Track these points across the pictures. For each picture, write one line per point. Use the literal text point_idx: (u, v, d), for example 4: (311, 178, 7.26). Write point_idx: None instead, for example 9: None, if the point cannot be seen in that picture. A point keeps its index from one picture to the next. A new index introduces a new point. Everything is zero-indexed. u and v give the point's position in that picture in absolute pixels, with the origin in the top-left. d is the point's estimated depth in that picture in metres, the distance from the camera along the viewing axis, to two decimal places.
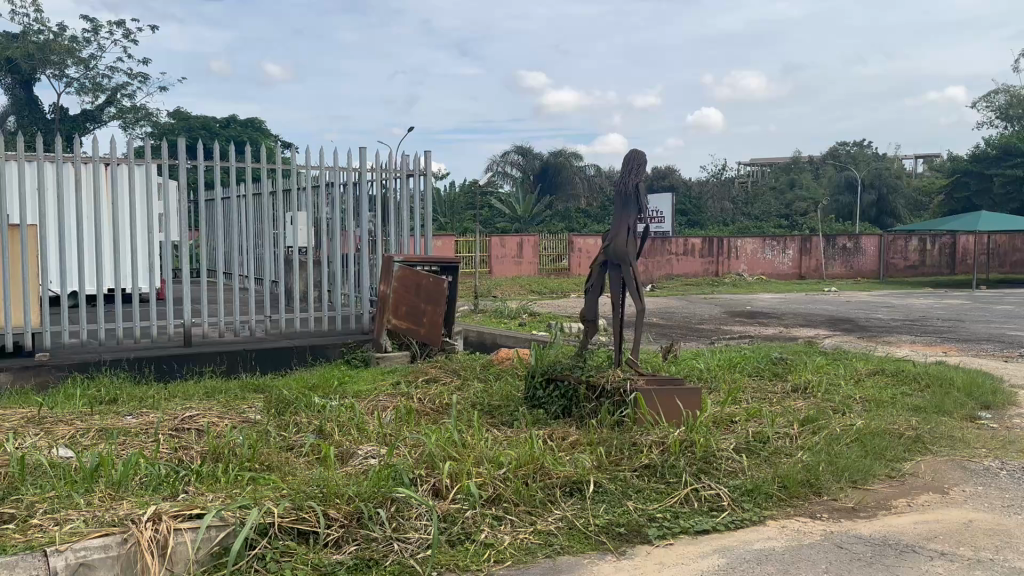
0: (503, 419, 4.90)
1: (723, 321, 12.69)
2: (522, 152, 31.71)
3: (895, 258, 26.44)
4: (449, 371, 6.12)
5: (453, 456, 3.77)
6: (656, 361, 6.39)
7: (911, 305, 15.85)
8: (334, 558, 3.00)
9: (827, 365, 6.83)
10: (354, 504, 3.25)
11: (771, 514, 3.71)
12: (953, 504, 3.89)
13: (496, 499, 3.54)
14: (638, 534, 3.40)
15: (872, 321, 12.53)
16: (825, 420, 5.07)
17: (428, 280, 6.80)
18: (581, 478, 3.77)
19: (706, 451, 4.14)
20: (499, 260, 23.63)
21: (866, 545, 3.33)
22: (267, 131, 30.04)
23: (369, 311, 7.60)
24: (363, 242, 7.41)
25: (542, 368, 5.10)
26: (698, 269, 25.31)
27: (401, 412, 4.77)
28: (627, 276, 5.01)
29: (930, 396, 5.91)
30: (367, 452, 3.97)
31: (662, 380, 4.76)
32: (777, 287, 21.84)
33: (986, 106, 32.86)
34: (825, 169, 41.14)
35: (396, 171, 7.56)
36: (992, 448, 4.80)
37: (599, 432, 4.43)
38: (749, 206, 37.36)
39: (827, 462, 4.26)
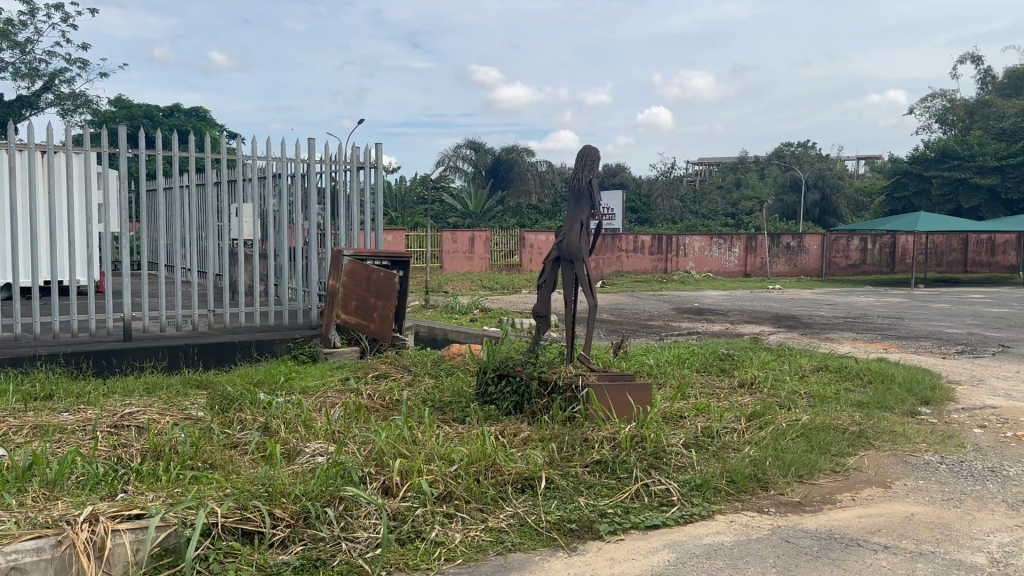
0: (454, 416, 4.85)
1: (671, 318, 12.85)
2: (474, 147, 31.62)
3: (837, 257, 27.02)
4: (400, 367, 6.05)
5: (403, 453, 3.72)
6: (606, 356, 6.41)
7: (852, 303, 16.25)
8: (280, 558, 2.92)
9: (772, 361, 6.94)
10: (300, 503, 3.17)
11: (720, 509, 3.73)
12: (895, 498, 3.97)
13: (447, 496, 3.49)
14: (589, 530, 3.40)
15: (814, 318, 12.77)
16: (771, 416, 5.14)
17: (377, 273, 6.68)
18: (532, 474, 3.75)
19: (657, 447, 4.16)
20: (450, 255, 23.55)
21: (813, 539, 3.38)
22: (212, 122, 29.40)
23: (317, 307, 7.46)
24: (311, 235, 7.26)
25: (494, 364, 5.07)
26: (648, 266, 25.60)
27: (350, 408, 4.68)
28: (580, 271, 4.99)
29: (873, 392, 6.04)
30: (315, 449, 3.89)
31: (613, 375, 4.78)
32: (723, 284, 22.21)
33: (924, 110, 34.15)
34: (770, 170, 42.05)
35: (345, 164, 7.44)
36: (931, 443, 4.92)
37: (550, 428, 4.42)
38: (697, 205, 37.88)
39: (773, 457, 4.30)
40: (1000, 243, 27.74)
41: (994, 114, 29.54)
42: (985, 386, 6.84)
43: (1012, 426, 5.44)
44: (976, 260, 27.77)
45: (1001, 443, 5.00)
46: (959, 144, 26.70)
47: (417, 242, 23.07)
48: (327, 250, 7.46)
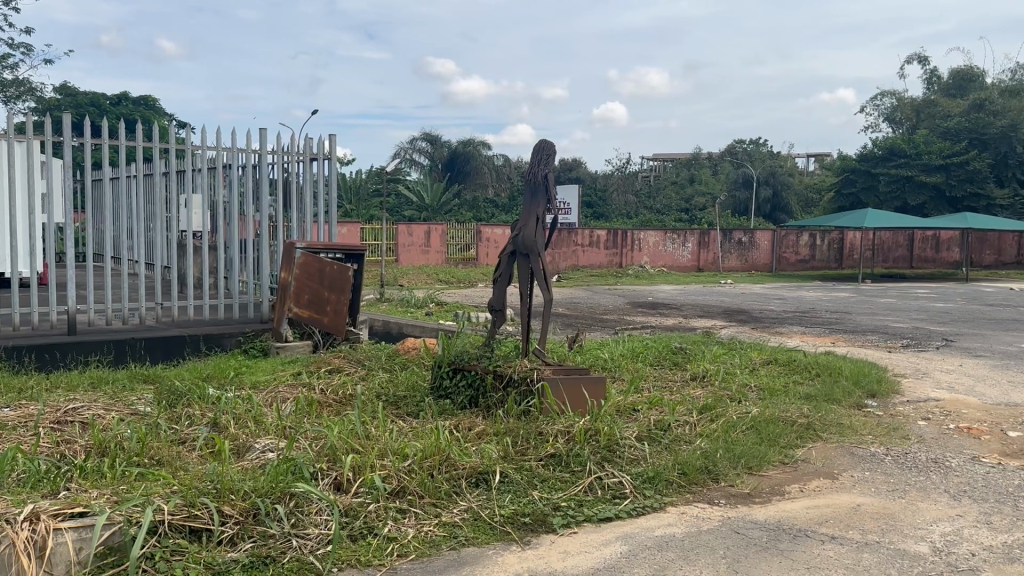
0: (408, 410, 4.82)
1: (626, 312, 12.96)
2: (430, 140, 31.47)
3: (787, 252, 27.49)
4: (353, 361, 5.99)
5: (356, 449, 3.68)
6: (561, 351, 6.44)
7: (802, 298, 16.57)
8: (228, 556, 2.87)
9: (723, 354, 7.03)
10: (249, 500, 3.11)
11: (672, 501, 3.78)
12: (843, 489, 4.05)
13: (401, 491, 3.47)
14: (542, 524, 3.40)
15: (765, 312, 12.99)
16: (723, 408, 5.21)
17: (330, 266, 6.61)
18: (486, 468, 3.74)
19: (611, 440, 4.18)
20: (406, 249, 23.40)
21: (762, 530, 3.43)
22: (161, 110, 28.73)
23: (269, 300, 7.33)
24: (263, 227, 7.14)
25: (448, 358, 5.03)
26: (603, 260, 25.79)
27: (302, 404, 4.62)
28: (535, 266, 4.99)
29: (821, 385, 6.17)
30: (265, 445, 3.83)
31: (568, 369, 4.80)
32: (677, 279, 22.46)
33: (873, 109, 34.99)
34: (722, 166, 42.57)
35: (298, 155, 7.34)
36: (877, 435, 5.04)
37: (505, 422, 4.42)
38: (652, 200, 38.23)
39: (724, 449, 4.36)
40: (944, 239, 28.54)
41: (939, 113, 30.32)
42: (929, 378, 7.04)
43: (953, 417, 5.61)
44: (921, 256, 28.53)
45: (944, 435, 5.13)
46: (905, 142, 27.33)
47: (372, 235, 22.87)
48: (280, 242, 7.35)
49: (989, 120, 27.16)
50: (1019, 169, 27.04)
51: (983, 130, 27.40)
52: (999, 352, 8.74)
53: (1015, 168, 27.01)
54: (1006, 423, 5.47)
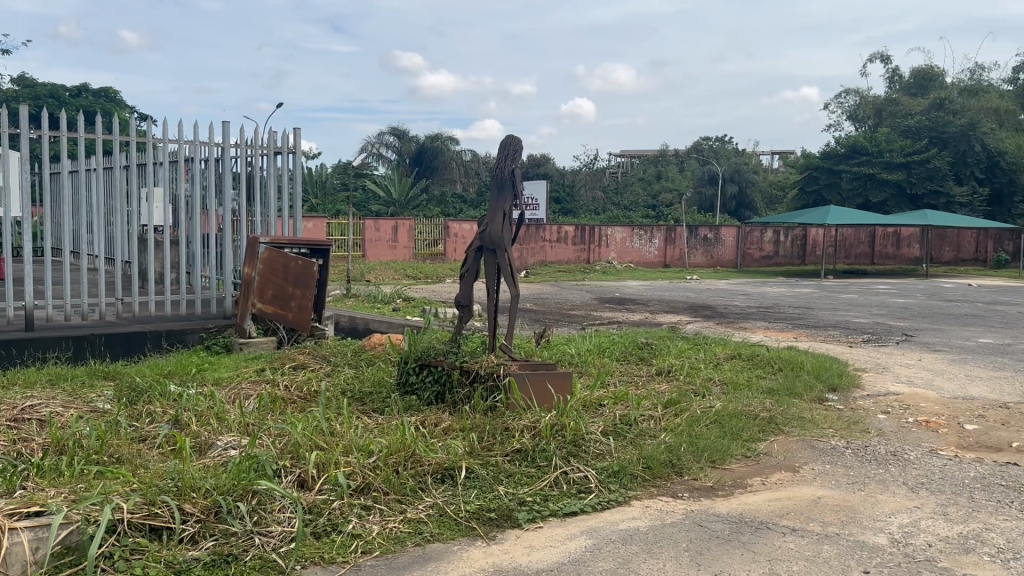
0: (374, 406, 4.79)
1: (593, 307, 13.02)
2: (398, 134, 31.46)
3: (751, 249, 27.81)
4: (319, 357, 5.94)
5: (320, 445, 3.66)
6: (528, 347, 6.45)
7: (766, 293, 16.78)
8: (189, 554, 2.83)
9: (688, 349, 7.09)
10: (210, 498, 3.08)
11: (636, 494, 3.81)
12: (804, 482, 4.12)
13: (365, 488, 3.45)
14: (507, 519, 3.41)
15: (730, 308, 13.12)
16: (687, 403, 5.25)
17: (295, 262, 6.53)
18: (452, 464, 3.73)
19: (577, 435, 4.19)
20: (374, 244, 23.26)
21: (724, 523, 3.47)
22: (122, 103, 28.21)
23: (232, 295, 7.23)
24: (225, 221, 7.05)
25: (415, 353, 5.01)
26: (571, 256, 25.88)
27: (265, 400, 4.57)
28: (502, 261, 4.99)
29: (783, 379, 6.26)
30: (228, 442, 3.78)
31: (535, 364, 4.81)
32: (644, 275, 22.62)
33: (837, 107, 35.43)
34: (688, 163, 42.88)
35: (262, 148, 7.25)
36: (838, 429, 5.12)
37: (470, 418, 4.41)
38: (619, 197, 38.42)
39: (687, 443, 4.40)
40: (904, 236, 29.08)
41: (901, 112, 30.81)
42: (889, 373, 7.18)
43: (912, 411, 5.72)
44: (882, 252, 29.04)
45: (902, 429, 5.24)
46: (868, 140, 27.76)
47: (338, 230, 22.69)
48: (243, 236, 7.26)
49: (949, 119, 27.68)
50: (978, 168, 27.59)
51: (943, 128, 27.89)
52: (957, 346, 8.93)
53: (974, 166, 27.54)
54: (962, 416, 5.60)
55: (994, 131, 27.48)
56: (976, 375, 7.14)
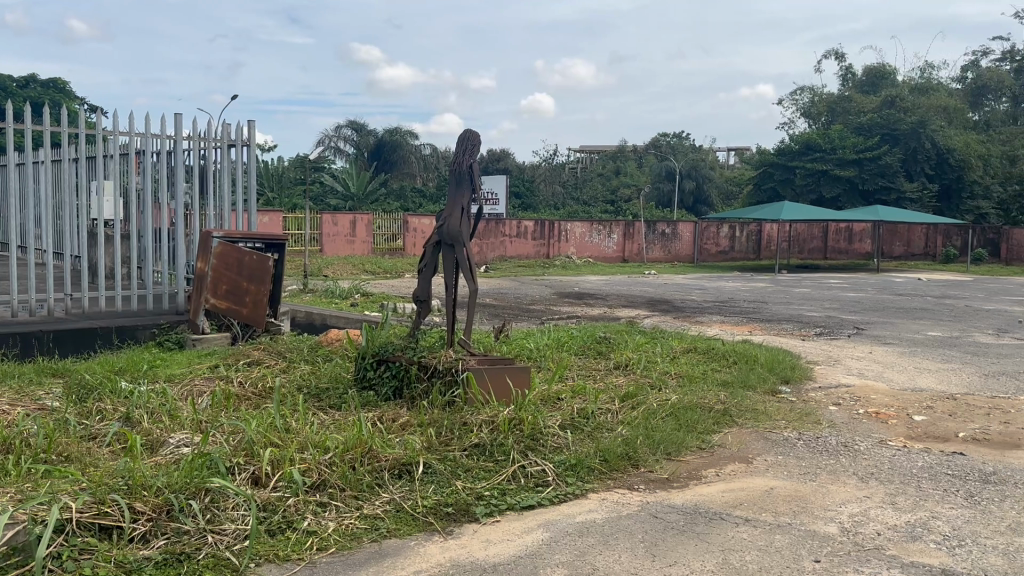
0: (331, 403, 4.75)
1: (553, 302, 13.07)
2: (356, 128, 31.34)
3: (708, 244, 28.14)
4: (274, 354, 5.86)
5: (274, 442, 3.61)
6: (487, 342, 6.46)
7: (722, 288, 16.99)
8: (140, 553, 2.78)
9: (645, 343, 7.16)
10: (162, 496, 3.03)
11: (593, 488, 3.83)
12: (757, 473, 4.19)
13: (321, 484, 3.42)
14: (465, 513, 3.40)
15: (686, 302, 13.27)
16: (643, 396, 5.30)
17: (249, 256, 6.44)
18: (409, 459, 3.71)
19: (534, 429, 4.21)
20: (331, 238, 23.05)
21: (679, 514, 3.52)
22: (71, 93, 27.57)
23: (185, 290, 7.10)
24: (178, 215, 6.92)
25: (373, 349, 4.98)
26: (530, 251, 25.95)
27: (218, 397, 4.49)
28: (460, 256, 4.98)
29: (737, 372, 6.36)
30: (180, 440, 3.72)
31: (493, 359, 4.82)
32: (603, 270, 22.76)
33: (792, 103, 36.01)
34: (647, 158, 43.23)
35: (216, 141, 7.13)
36: (790, 421, 5.21)
37: (429, 412, 4.40)
38: (578, 192, 38.65)
39: (643, 436, 4.44)
40: (856, 231, 29.67)
41: (853, 110, 31.38)
42: (840, 365, 7.33)
43: (863, 403, 5.86)
44: (835, 247, 29.61)
45: (853, 420, 5.36)
46: (820, 137, 28.31)
47: (295, 224, 22.47)
48: (196, 230, 7.15)
49: (900, 116, 28.30)
50: (928, 164, 28.26)
51: (894, 125, 28.44)
52: (906, 339, 9.15)
53: (924, 163, 28.21)
54: (911, 408, 5.73)
55: (942, 128, 28.17)
56: (924, 368, 7.32)
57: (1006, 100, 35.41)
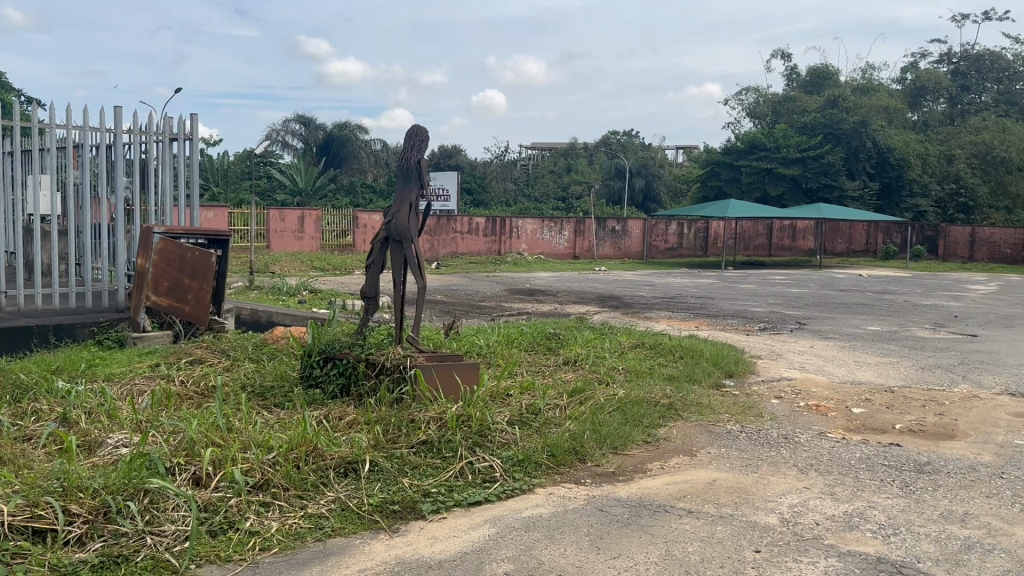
0: (275, 401, 4.69)
1: (505, 298, 13.09)
2: (304, 122, 30.90)
3: (657, 241, 28.47)
4: (218, 352, 5.75)
5: (216, 442, 3.54)
6: (437, 339, 6.46)
7: (670, 284, 17.21)
8: (76, 556, 2.72)
9: (594, 339, 7.22)
10: (98, 498, 2.97)
11: (540, 482, 3.86)
12: (700, 465, 4.26)
13: (264, 484, 3.37)
14: (411, 510, 3.39)
15: (636, 299, 13.42)
16: (590, 391, 5.36)
17: (192, 252, 6.31)
18: (356, 457, 3.69)
19: (482, 425, 4.21)
20: (279, 234, 22.70)
21: (624, 507, 3.56)
22: (6, 85, 26.71)
23: (126, 288, 6.93)
24: (118, 210, 6.75)
25: (319, 348, 4.92)
26: (482, 247, 25.95)
27: (158, 397, 4.39)
28: (408, 253, 4.95)
29: (683, 366, 6.46)
30: (118, 440, 3.64)
31: (442, 357, 4.81)
32: (554, 267, 22.85)
33: (738, 104, 36.61)
34: (597, 156, 43.53)
35: (156, 135, 6.97)
36: (733, 414, 5.31)
37: (376, 410, 4.37)
38: (530, 188, 38.94)
39: (591, 431, 4.48)
40: (800, 228, 30.35)
41: (797, 109, 32.04)
42: (783, 359, 7.50)
43: (803, 396, 5.99)
44: (779, 244, 30.24)
45: (794, 412, 5.49)
46: (765, 136, 28.84)
47: (241, 220, 22.04)
48: (137, 226, 6.97)
49: (843, 116, 28.96)
50: (869, 163, 28.99)
51: (837, 125, 29.08)
52: (846, 334, 9.39)
53: (865, 162, 28.90)
54: (850, 400, 5.89)
55: (883, 128, 28.90)
56: (863, 362, 7.53)
57: (942, 101, 36.63)
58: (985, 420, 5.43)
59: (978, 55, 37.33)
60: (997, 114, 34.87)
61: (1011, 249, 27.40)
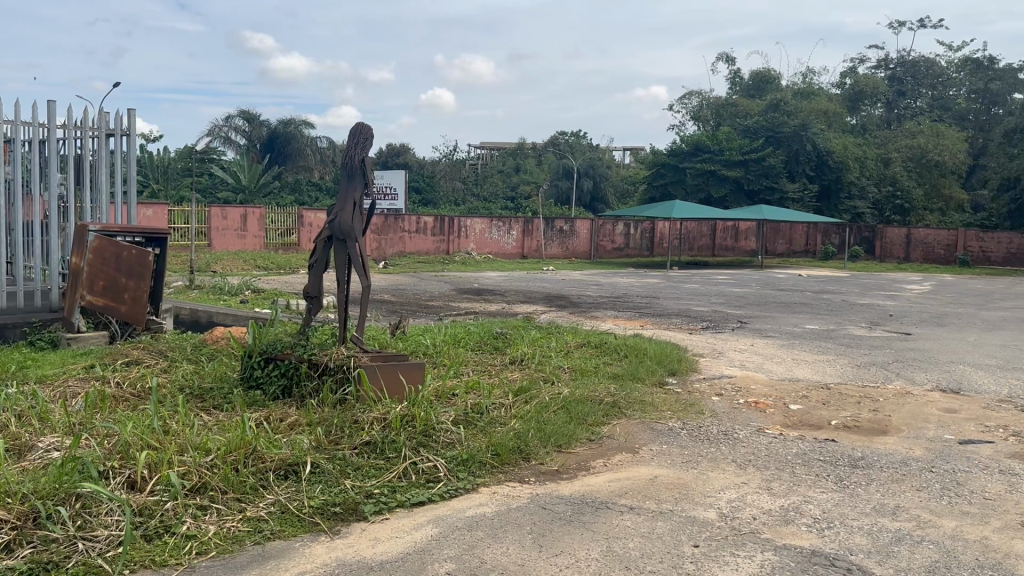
0: (214, 403, 4.61)
1: (452, 298, 13.07)
2: (247, 118, 30.37)
3: (604, 241, 28.71)
4: (155, 352, 5.63)
5: (153, 444, 3.47)
6: (382, 338, 6.43)
7: (617, 283, 17.42)
8: (3, 564, 2.64)
9: (540, 338, 7.26)
10: (27, 504, 2.89)
11: (484, 481, 3.88)
12: (643, 462, 4.32)
13: (201, 488, 3.31)
14: (353, 512, 3.37)
15: (583, 298, 13.55)
16: (536, 390, 5.37)
17: (129, 251, 6.14)
18: (296, 460, 3.64)
19: (426, 425, 4.19)
20: (220, 233, 22.30)
21: (568, 505, 3.59)
22: None
23: (60, 287, 6.73)
24: (52, 207, 6.54)
25: (261, 348, 4.85)
26: (430, 247, 25.86)
27: (93, 399, 4.28)
28: (352, 252, 4.91)
29: (628, 365, 6.54)
30: (50, 444, 3.54)
31: (387, 357, 4.79)
32: (501, 266, 22.91)
33: (682, 107, 37.20)
34: (546, 156, 43.77)
35: (93, 130, 6.78)
36: (675, 411, 5.40)
37: (319, 412, 4.32)
38: (478, 187, 38.92)
39: (535, 430, 4.51)
40: (743, 229, 30.94)
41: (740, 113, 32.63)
42: (724, 357, 7.67)
43: (743, 393, 6.13)
44: (722, 244, 30.78)
45: (733, 409, 5.61)
46: (709, 139, 29.37)
47: (182, 218, 21.56)
48: (73, 224, 6.77)
49: (784, 120, 29.57)
50: (808, 166, 29.64)
51: (778, 129, 29.69)
52: (785, 333, 9.63)
53: (805, 165, 29.59)
54: (788, 397, 6.04)
55: (822, 132, 29.64)
56: (802, 359, 7.74)
57: (879, 105, 37.67)
58: (916, 416, 5.63)
59: (914, 62, 38.66)
60: (932, 119, 36.00)
61: (944, 249, 28.53)
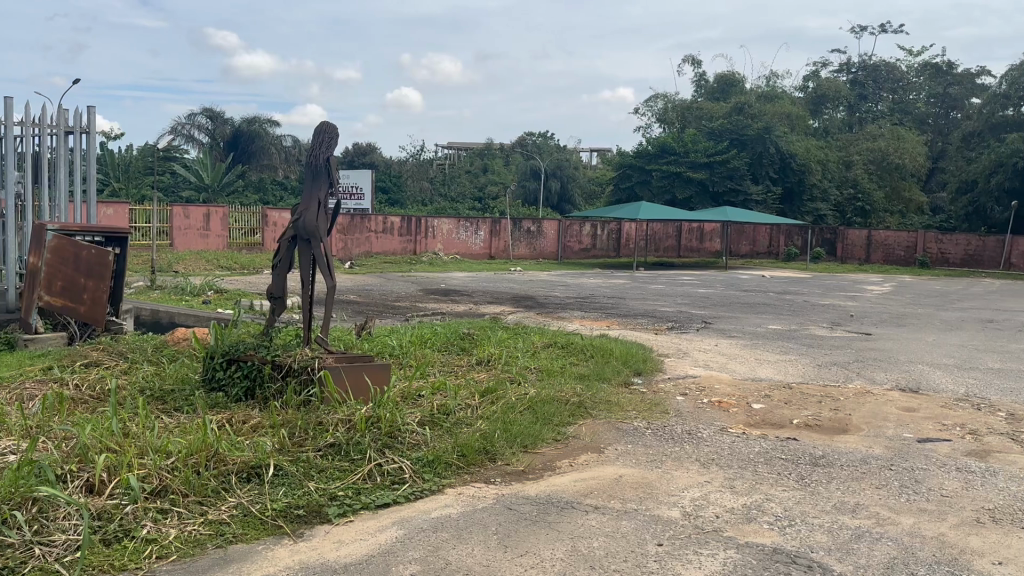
0: (176, 405, 4.54)
1: (418, 298, 13.02)
2: (211, 116, 29.95)
3: (571, 241, 28.83)
4: (114, 354, 5.53)
5: (111, 448, 3.41)
6: (348, 339, 6.40)
7: (583, 284, 17.50)
8: None
9: (507, 338, 7.27)
10: None
11: (450, 482, 3.87)
12: (608, 462, 4.35)
13: (162, 490, 3.27)
14: (317, 514, 3.35)
15: (550, 298, 13.57)
16: (503, 391, 5.39)
17: (88, 251, 6.04)
18: (259, 462, 3.60)
19: (392, 426, 4.17)
20: (182, 232, 21.97)
21: (533, 505, 3.60)
22: None
23: (16, 286, 6.59)
24: (9, 206, 6.40)
25: (223, 349, 4.79)
26: (397, 247, 25.73)
27: (50, 401, 4.19)
28: (317, 253, 4.87)
29: (593, 365, 6.57)
30: (4, 447, 3.46)
31: (351, 358, 4.76)
32: (468, 266, 22.87)
33: (647, 109, 37.44)
34: (513, 157, 43.81)
35: (51, 127, 6.65)
36: (641, 411, 5.43)
37: (282, 414, 4.28)
38: (445, 187, 38.80)
39: (501, 430, 4.52)
40: (708, 230, 31.28)
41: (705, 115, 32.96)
42: (689, 357, 7.74)
43: (707, 392, 6.19)
44: (688, 245, 31.08)
45: (698, 408, 5.67)
46: (674, 141, 29.61)
47: (143, 217, 21.21)
48: (30, 222, 6.63)
49: (748, 123, 29.90)
50: (772, 168, 30.02)
51: (743, 131, 29.99)
52: (748, 332, 9.74)
53: (769, 167, 29.95)
54: (750, 397, 6.11)
55: (785, 135, 30.03)
56: (765, 359, 7.84)
57: (841, 108, 38.27)
58: (876, 415, 5.73)
59: (875, 66, 39.41)
60: (893, 122, 36.60)
61: (904, 250, 29.06)
